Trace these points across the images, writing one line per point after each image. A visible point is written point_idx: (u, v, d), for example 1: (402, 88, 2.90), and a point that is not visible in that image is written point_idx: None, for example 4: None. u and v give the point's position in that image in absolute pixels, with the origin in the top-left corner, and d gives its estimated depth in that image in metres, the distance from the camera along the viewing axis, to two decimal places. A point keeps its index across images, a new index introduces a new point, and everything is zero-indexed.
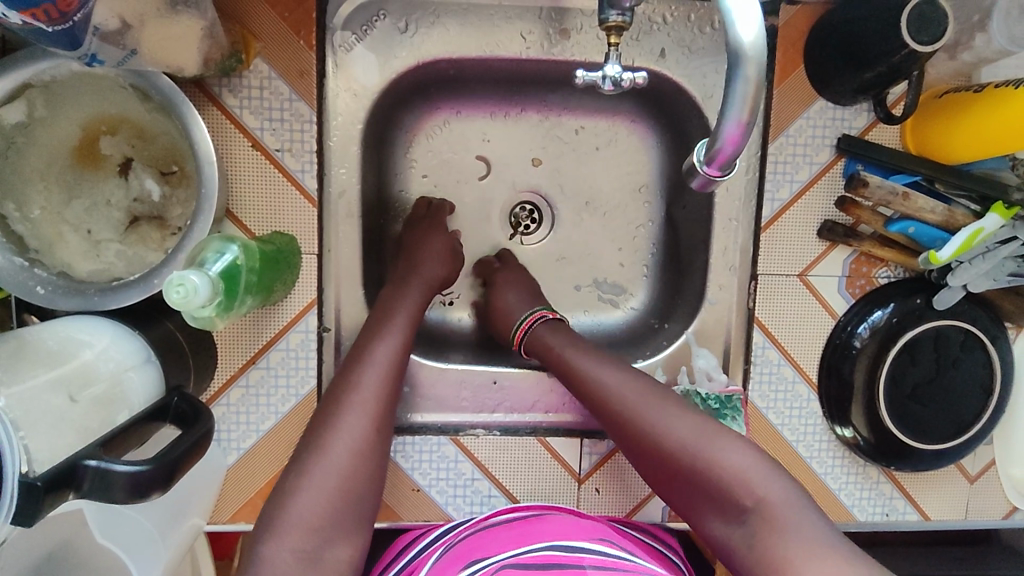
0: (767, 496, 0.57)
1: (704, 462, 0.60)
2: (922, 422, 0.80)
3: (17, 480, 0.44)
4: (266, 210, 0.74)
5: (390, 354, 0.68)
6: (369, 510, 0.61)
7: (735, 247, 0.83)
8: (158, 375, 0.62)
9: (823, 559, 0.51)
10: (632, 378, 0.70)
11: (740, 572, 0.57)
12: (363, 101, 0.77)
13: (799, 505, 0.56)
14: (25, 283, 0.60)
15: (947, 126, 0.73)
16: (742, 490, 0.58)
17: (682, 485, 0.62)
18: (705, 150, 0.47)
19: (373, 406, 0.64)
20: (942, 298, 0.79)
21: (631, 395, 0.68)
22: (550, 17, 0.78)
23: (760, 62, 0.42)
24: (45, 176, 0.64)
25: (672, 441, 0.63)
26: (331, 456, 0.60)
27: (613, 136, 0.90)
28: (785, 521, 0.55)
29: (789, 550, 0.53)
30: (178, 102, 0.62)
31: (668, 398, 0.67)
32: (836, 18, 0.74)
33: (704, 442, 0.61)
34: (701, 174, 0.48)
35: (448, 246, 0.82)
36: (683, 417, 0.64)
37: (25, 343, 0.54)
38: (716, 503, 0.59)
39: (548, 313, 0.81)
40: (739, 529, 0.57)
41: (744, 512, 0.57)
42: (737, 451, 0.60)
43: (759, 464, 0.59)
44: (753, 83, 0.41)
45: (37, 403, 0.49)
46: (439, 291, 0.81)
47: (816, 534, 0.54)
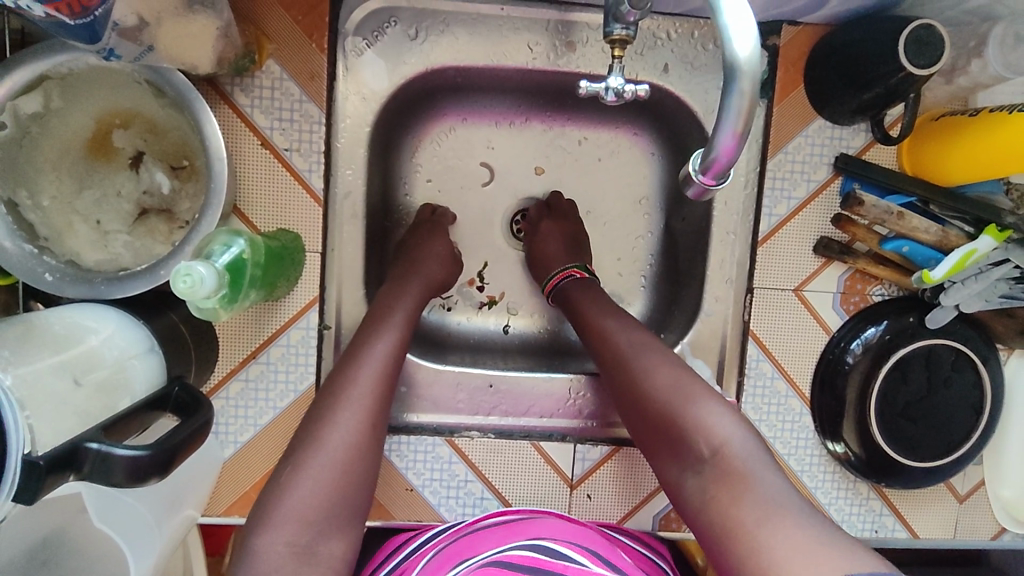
0: (729, 450, 0.58)
1: (675, 411, 0.62)
2: (911, 439, 0.81)
3: (20, 458, 0.44)
4: (272, 208, 0.75)
5: (386, 351, 0.68)
6: (361, 506, 0.62)
7: (732, 261, 0.84)
8: (160, 365, 0.63)
9: (771, 519, 0.52)
10: (625, 327, 0.72)
11: (691, 517, 0.59)
12: (371, 105, 0.78)
13: (757, 462, 0.57)
14: (34, 271, 0.61)
15: (945, 147, 0.75)
16: (704, 439, 0.59)
17: (653, 431, 0.64)
18: (700, 158, 0.47)
19: (368, 401, 0.64)
20: (935, 316, 0.80)
21: (622, 342, 0.70)
22: (557, 29, 0.80)
23: (755, 76, 0.41)
24: (58, 166, 0.66)
25: (651, 387, 0.64)
26: (327, 446, 0.61)
27: (615, 147, 0.92)
28: (739, 476, 0.56)
29: (734, 502, 0.54)
30: (191, 97, 0.63)
31: (656, 346, 0.69)
32: (837, 41, 0.76)
33: (679, 390, 0.63)
34: (695, 183, 0.48)
35: (448, 251, 0.83)
36: (667, 367, 0.65)
37: (33, 327, 0.55)
38: (678, 451, 0.61)
39: (576, 271, 0.82)
40: (694, 478, 0.59)
41: (700, 460, 0.59)
42: (712, 406, 0.61)
43: (728, 419, 0.60)
44: (748, 97, 0.42)
45: (41, 386, 0.50)
46: (438, 293, 0.82)
47: (765, 488, 0.55)
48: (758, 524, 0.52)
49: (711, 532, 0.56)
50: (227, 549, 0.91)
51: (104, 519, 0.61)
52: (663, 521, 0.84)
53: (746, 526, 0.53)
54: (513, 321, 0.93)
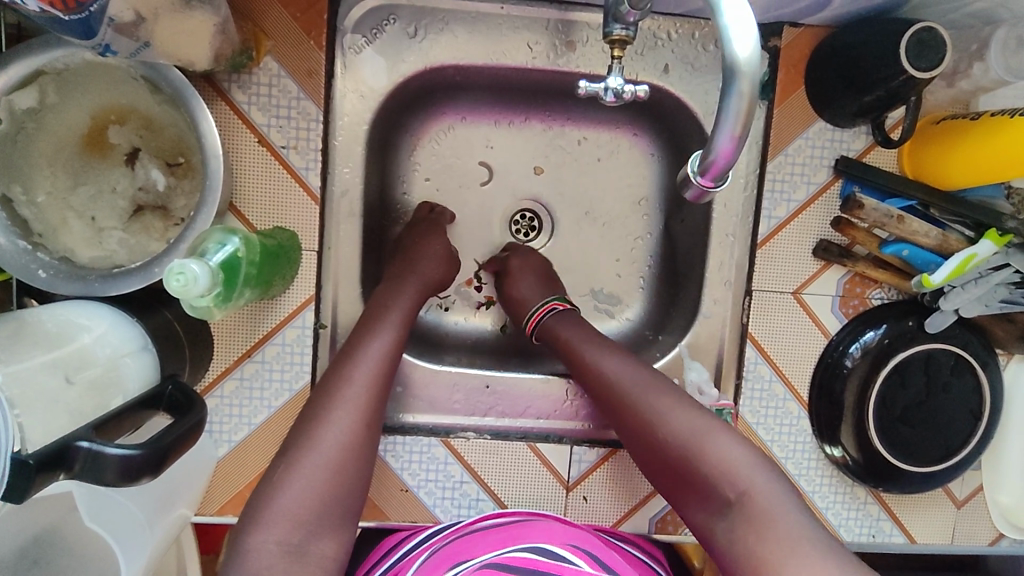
0: (753, 491, 0.58)
1: (695, 456, 0.62)
2: (910, 444, 0.81)
3: (9, 456, 0.44)
4: (268, 206, 0.75)
5: (382, 351, 0.68)
6: (355, 506, 0.61)
7: (731, 263, 0.84)
8: (154, 363, 0.62)
9: (801, 558, 0.52)
10: (632, 367, 0.71)
11: (720, 560, 0.59)
12: (369, 103, 0.78)
13: (782, 501, 0.57)
14: (28, 267, 0.61)
15: (946, 151, 0.74)
16: (729, 484, 0.59)
17: (674, 476, 0.64)
18: (699, 160, 0.46)
19: (363, 401, 0.64)
20: (934, 320, 0.79)
21: (631, 383, 0.69)
22: (557, 29, 0.79)
23: (755, 78, 0.41)
24: (53, 162, 0.65)
25: (667, 434, 0.64)
26: (321, 446, 0.60)
27: (614, 148, 0.91)
28: (766, 517, 0.56)
29: (765, 544, 0.54)
30: (188, 94, 0.63)
31: (665, 386, 0.68)
32: (838, 42, 0.76)
33: (696, 434, 0.63)
34: (694, 185, 0.48)
35: (447, 251, 0.82)
36: (681, 409, 0.65)
37: (25, 325, 0.54)
38: (702, 495, 0.61)
39: (556, 304, 0.81)
40: (722, 520, 0.59)
41: (728, 504, 0.59)
42: (731, 448, 0.61)
43: (749, 460, 0.60)
44: (747, 98, 0.41)
45: (32, 384, 0.49)
46: (436, 292, 0.81)
47: (795, 527, 0.55)
48: (788, 565, 0.52)
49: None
50: (220, 547, 0.91)
51: (95, 519, 0.60)
52: (660, 524, 0.84)
53: (776, 568, 0.53)
54: (510, 322, 0.93)
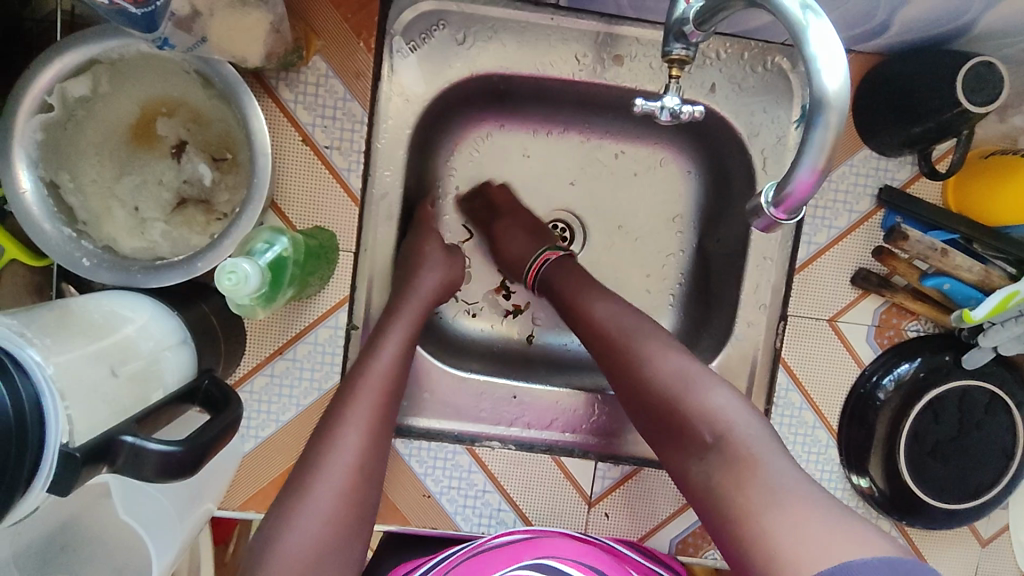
0: (734, 435, 0.58)
1: (680, 399, 0.62)
2: (940, 480, 0.79)
3: (58, 451, 0.43)
4: (310, 205, 0.75)
5: (377, 383, 0.67)
6: (358, 553, 0.60)
7: (767, 286, 0.83)
8: (190, 356, 0.62)
9: (780, 501, 0.53)
10: (624, 312, 0.71)
11: (699, 501, 0.59)
12: (413, 107, 0.78)
13: (766, 447, 0.57)
14: (72, 254, 0.61)
15: (994, 186, 0.74)
16: (709, 426, 0.59)
17: (656, 420, 0.64)
18: (774, 190, 0.44)
19: (354, 453, 0.62)
20: (971, 357, 0.78)
21: (620, 328, 0.69)
22: (604, 42, 0.79)
23: (842, 110, 0.39)
24: (100, 150, 0.65)
25: (654, 376, 0.64)
26: (315, 500, 0.59)
27: (652, 163, 0.91)
28: (748, 461, 0.56)
29: (746, 489, 0.55)
30: (240, 92, 0.63)
31: (654, 332, 0.68)
32: (890, 71, 0.75)
33: (684, 376, 0.63)
34: (766, 215, 0.45)
35: (440, 281, 0.78)
36: (670, 354, 0.65)
37: (68, 312, 0.53)
38: (682, 438, 0.62)
39: (552, 253, 0.82)
40: (700, 463, 0.59)
41: (706, 446, 0.59)
42: (718, 393, 0.61)
43: (734, 406, 0.60)
44: (835, 131, 0.39)
45: (81, 374, 0.48)
46: (443, 296, 0.79)
47: (778, 474, 0.55)
48: (764, 506, 0.53)
49: (718, 515, 0.56)
50: (232, 537, 0.90)
51: (129, 510, 0.61)
52: (680, 545, 0.83)
53: (752, 509, 0.53)
54: (537, 332, 0.92)
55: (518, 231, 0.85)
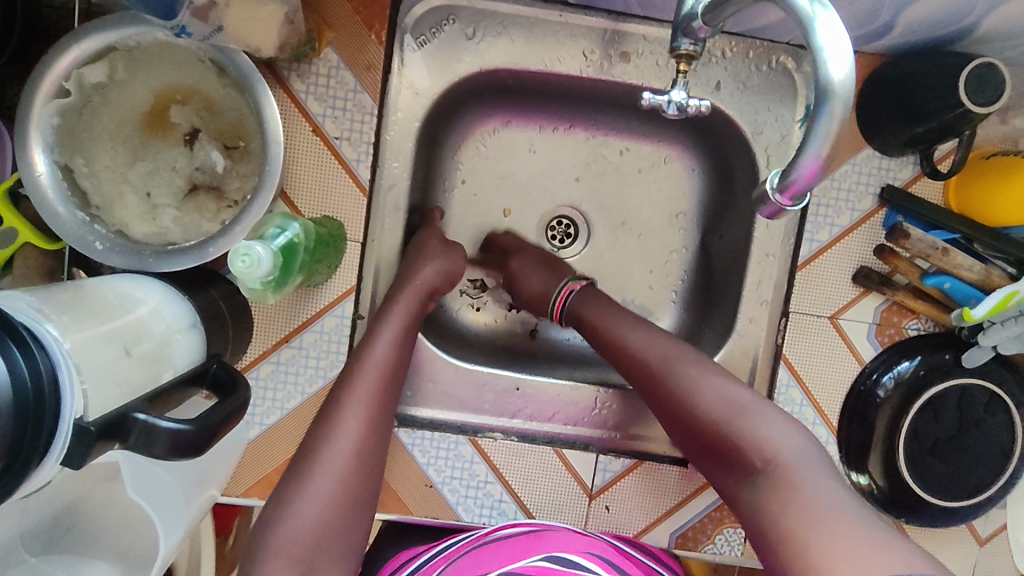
0: (782, 460, 0.58)
1: (726, 426, 0.62)
2: (939, 478, 0.80)
3: (72, 424, 0.44)
4: (318, 195, 0.76)
5: (373, 374, 0.67)
6: (358, 541, 0.61)
7: (770, 283, 0.84)
8: (200, 340, 0.62)
9: (821, 519, 0.52)
10: (662, 340, 0.71)
11: (748, 528, 0.59)
12: (422, 101, 0.79)
13: (814, 468, 0.57)
14: (84, 238, 0.62)
15: (994, 187, 0.75)
16: (756, 451, 0.59)
17: (706, 446, 0.64)
18: (779, 177, 0.45)
19: (353, 444, 0.62)
20: (970, 355, 0.79)
21: (659, 354, 0.69)
22: (611, 39, 0.80)
23: (847, 100, 0.40)
24: (114, 136, 0.66)
25: (698, 403, 0.64)
26: (312, 489, 0.59)
27: (657, 161, 0.92)
28: (796, 484, 0.56)
29: (792, 511, 0.54)
30: (253, 80, 0.63)
31: (697, 358, 0.68)
32: (894, 71, 0.76)
33: (730, 404, 0.63)
34: (772, 201, 0.46)
35: (441, 271, 0.77)
36: (712, 380, 0.65)
37: (84, 291, 0.54)
38: (732, 464, 0.61)
39: (574, 283, 0.81)
40: (750, 488, 0.59)
41: (754, 472, 0.59)
42: (764, 418, 0.61)
43: (784, 429, 0.60)
44: (839, 120, 0.40)
45: (96, 353, 0.49)
46: (444, 287, 0.78)
47: (826, 495, 0.54)
48: (808, 525, 0.52)
49: (763, 537, 0.55)
50: (233, 529, 0.92)
51: (137, 490, 0.61)
52: (680, 539, 0.83)
53: (797, 529, 0.53)
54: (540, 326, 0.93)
55: (533, 262, 0.84)
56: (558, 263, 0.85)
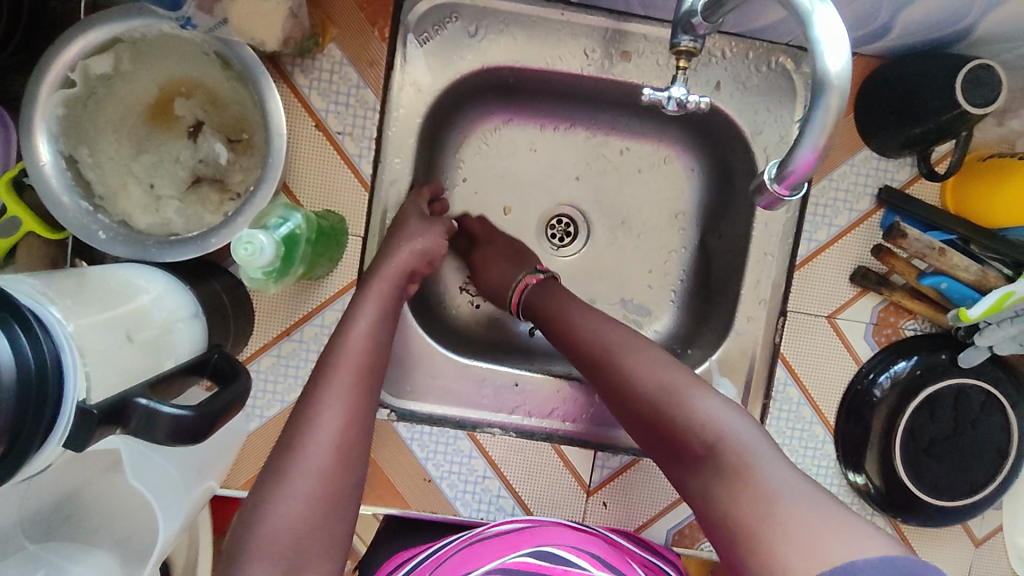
0: (727, 443, 0.58)
1: (670, 412, 0.62)
2: (935, 478, 0.80)
3: (75, 405, 0.44)
4: (321, 189, 0.76)
5: (349, 367, 0.65)
6: (343, 538, 0.59)
7: (768, 282, 0.84)
8: (202, 330, 0.63)
9: (781, 507, 0.52)
10: (607, 328, 0.71)
11: (702, 516, 0.58)
12: (424, 97, 0.79)
13: (759, 451, 0.57)
14: (88, 227, 0.62)
15: (990, 188, 0.76)
16: (700, 437, 0.59)
17: (653, 434, 0.64)
18: (777, 168, 0.46)
19: (330, 440, 0.60)
20: (966, 356, 0.80)
21: (604, 343, 0.69)
22: (612, 39, 0.80)
23: (844, 92, 0.41)
24: (118, 128, 0.67)
25: (642, 391, 0.64)
26: (292, 488, 0.58)
27: (656, 160, 0.92)
28: (743, 469, 0.56)
29: (744, 499, 0.54)
30: (258, 73, 0.64)
31: (639, 346, 0.69)
32: (891, 73, 0.77)
33: (671, 389, 0.63)
34: (769, 192, 0.48)
35: (419, 253, 0.74)
36: (653, 366, 0.66)
37: (87, 278, 0.55)
38: (678, 451, 0.61)
39: (531, 277, 0.82)
40: (698, 475, 0.59)
41: (700, 458, 0.59)
42: (705, 402, 0.61)
43: (724, 412, 0.60)
44: (835, 114, 0.41)
45: (100, 338, 0.49)
46: (423, 267, 0.75)
47: (775, 479, 0.54)
48: (766, 514, 0.52)
49: (720, 526, 0.55)
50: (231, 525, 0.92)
51: (136, 477, 0.61)
52: (677, 537, 0.84)
53: (753, 517, 0.52)
54: None
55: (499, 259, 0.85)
56: (528, 255, 0.86)
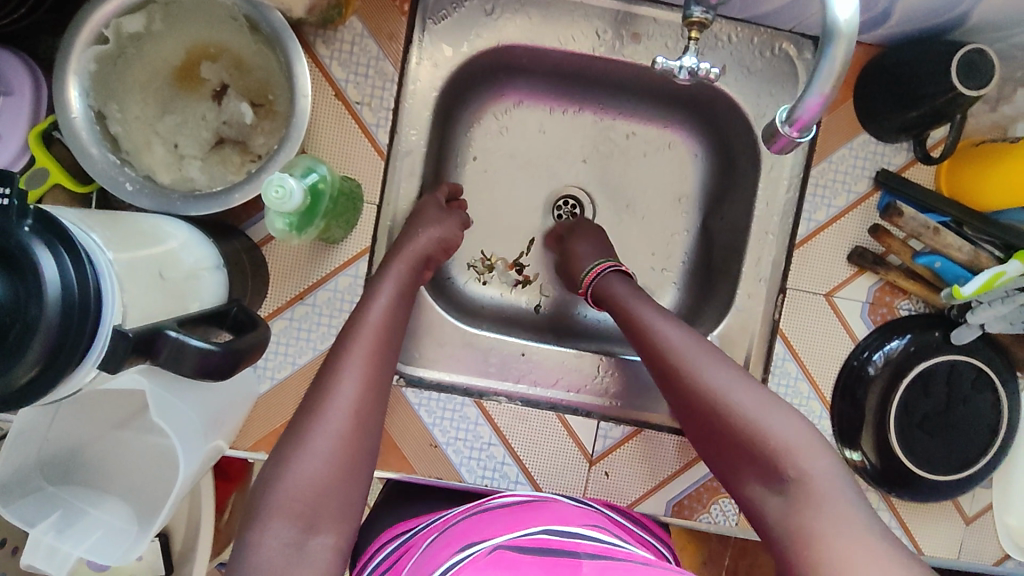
0: (814, 474, 0.57)
1: (757, 430, 0.60)
2: (927, 451, 0.83)
3: (112, 329, 0.46)
4: (338, 157, 0.79)
5: (368, 346, 0.66)
6: (358, 501, 0.61)
7: (768, 260, 0.87)
8: (223, 280, 0.64)
9: (848, 536, 0.53)
10: (693, 340, 0.70)
11: (771, 541, 0.58)
12: (440, 73, 0.82)
13: (842, 488, 0.57)
14: (116, 179, 0.64)
15: (981, 172, 0.79)
16: (789, 462, 0.58)
17: (729, 450, 0.63)
18: (788, 113, 0.52)
19: (350, 406, 0.62)
20: (959, 333, 0.83)
21: (691, 353, 0.68)
22: (623, 21, 0.83)
23: (851, 38, 0.46)
24: (145, 88, 0.69)
25: (730, 405, 0.63)
26: (311, 450, 0.59)
27: (662, 144, 0.95)
28: (825, 501, 0.56)
29: (824, 529, 0.54)
30: (286, 38, 0.66)
31: (727, 361, 0.67)
32: (889, 60, 0.80)
33: (760, 407, 0.62)
34: (781, 136, 0.53)
35: (438, 239, 0.77)
36: (743, 382, 0.64)
37: (120, 218, 0.57)
38: (758, 470, 0.60)
39: (619, 265, 0.83)
40: (776, 498, 0.58)
41: (785, 483, 0.58)
42: (793, 427, 0.60)
43: (813, 442, 0.59)
44: (842, 59, 0.46)
45: (135, 274, 0.51)
46: (440, 253, 0.78)
47: (855, 517, 0.54)
48: (841, 545, 0.52)
49: (790, 554, 0.55)
50: (227, 508, 0.93)
51: (161, 414, 0.61)
52: (676, 508, 0.85)
53: (826, 545, 0.53)
54: (545, 302, 0.95)
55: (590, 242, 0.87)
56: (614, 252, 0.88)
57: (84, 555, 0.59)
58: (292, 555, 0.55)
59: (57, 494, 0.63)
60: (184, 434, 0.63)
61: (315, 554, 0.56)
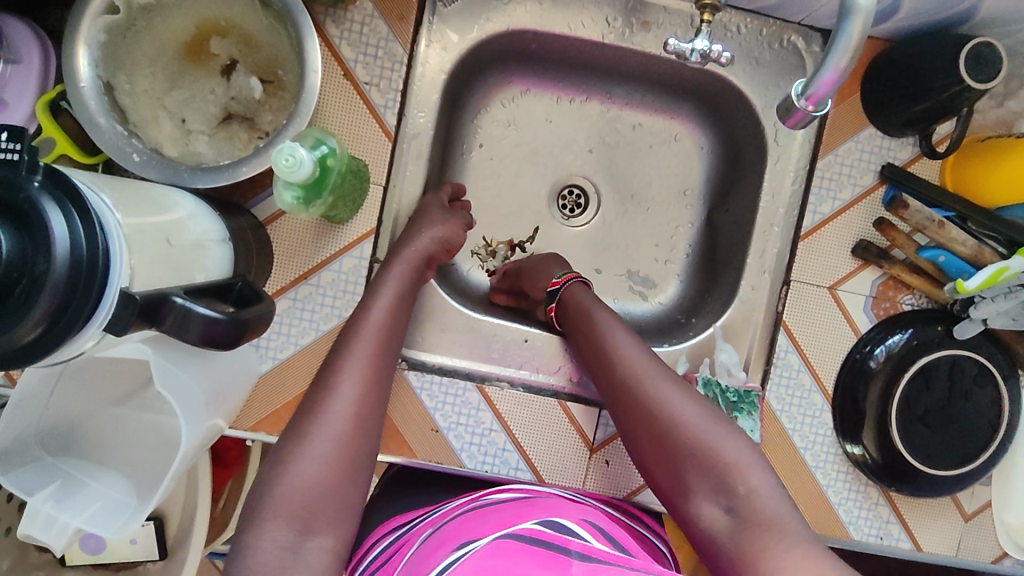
0: (760, 489, 0.59)
1: (706, 448, 0.62)
2: (927, 446, 0.83)
3: (118, 291, 0.45)
4: (345, 137, 0.78)
5: (367, 349, 0.66)
6: (358, 499, 0.60)
7: (772, 253, 0.87)
8: (229, 255, 0.64)
9: (798, 550, 0.54)
10: (642, 354, 0.71)
11: (716, 557, 0.59)
12: (449, 56, 0.82)
13: (784, 504, 0.59)
14: (123, 149, 0.64)
15: (986, 167, 0.79)
16: (737, 478, 0.60)
17: (675, 466, 0.64)
18: (805, 86, 0.55)
19: (348, 409, 0.62)
20: (962, 328, 0.83)
21: (639, 367, 0.69)
22: (632, 9, 0.84)
23: (870, 12, 0.49)
24: (154, 62, 0.69)
25: (679, 422, 0.64)
26: (310, 449, 0.59)
27: (668, 136, 0.96)
28: (770, 518, 0.57)
29: (773, 546, 0.55)
30: (296, 11, 0.66)
31: (673, 376, 0.69)
32: (896, 53, 0.80)
33: (707, 426, 0.63)
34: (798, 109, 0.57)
35: (442, 233, 0.77)
36: (689, 399, 0.66)
37: (129, 185, 0.57)
38: (706, 488, 0.61)
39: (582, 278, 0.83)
40: (724, 516, 0.59)
41: (733, 500, 0.59)
42: (737, 445, 0.62)
43: (755, 460, 0.62)
44: (859, 34, 0.49)
45: (141, 241, 0.51)
46: (442, 253, 0.78)
47: (802, 533, 0.56)
48: (786, 559, 0.54)
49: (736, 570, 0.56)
50: (224, 492, 0.93)
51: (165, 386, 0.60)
52: None
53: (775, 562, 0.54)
54: None
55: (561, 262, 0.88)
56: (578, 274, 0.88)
57: (83, 526, 0.57)
58: (287, 560, 0.54)
59: (57, 465, 0.62)
60: (189, 410, 0.62)
61: (311, 556, 0.55)
